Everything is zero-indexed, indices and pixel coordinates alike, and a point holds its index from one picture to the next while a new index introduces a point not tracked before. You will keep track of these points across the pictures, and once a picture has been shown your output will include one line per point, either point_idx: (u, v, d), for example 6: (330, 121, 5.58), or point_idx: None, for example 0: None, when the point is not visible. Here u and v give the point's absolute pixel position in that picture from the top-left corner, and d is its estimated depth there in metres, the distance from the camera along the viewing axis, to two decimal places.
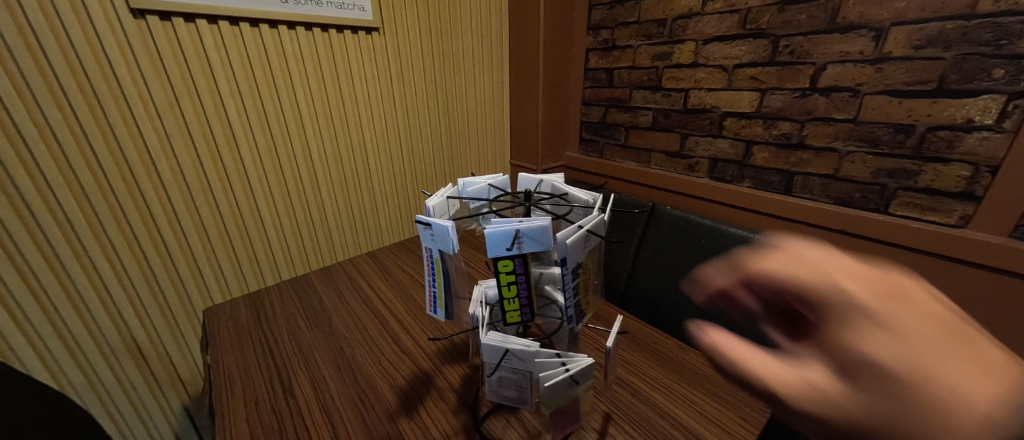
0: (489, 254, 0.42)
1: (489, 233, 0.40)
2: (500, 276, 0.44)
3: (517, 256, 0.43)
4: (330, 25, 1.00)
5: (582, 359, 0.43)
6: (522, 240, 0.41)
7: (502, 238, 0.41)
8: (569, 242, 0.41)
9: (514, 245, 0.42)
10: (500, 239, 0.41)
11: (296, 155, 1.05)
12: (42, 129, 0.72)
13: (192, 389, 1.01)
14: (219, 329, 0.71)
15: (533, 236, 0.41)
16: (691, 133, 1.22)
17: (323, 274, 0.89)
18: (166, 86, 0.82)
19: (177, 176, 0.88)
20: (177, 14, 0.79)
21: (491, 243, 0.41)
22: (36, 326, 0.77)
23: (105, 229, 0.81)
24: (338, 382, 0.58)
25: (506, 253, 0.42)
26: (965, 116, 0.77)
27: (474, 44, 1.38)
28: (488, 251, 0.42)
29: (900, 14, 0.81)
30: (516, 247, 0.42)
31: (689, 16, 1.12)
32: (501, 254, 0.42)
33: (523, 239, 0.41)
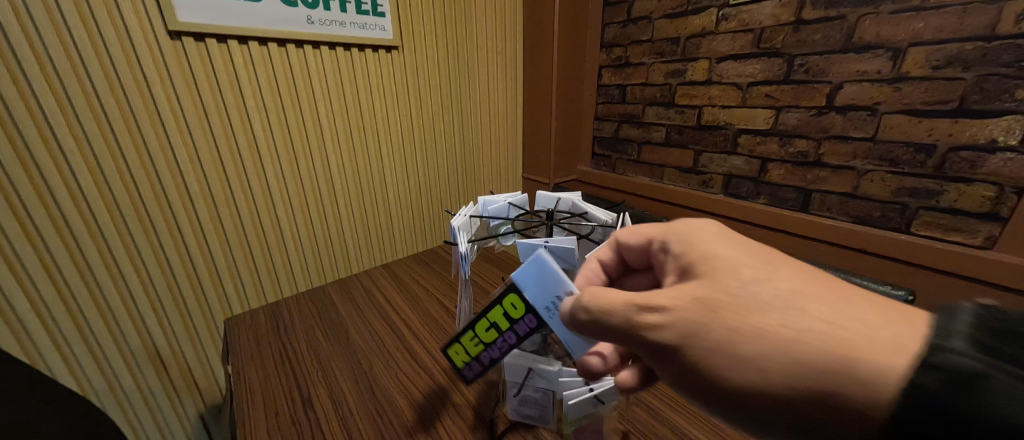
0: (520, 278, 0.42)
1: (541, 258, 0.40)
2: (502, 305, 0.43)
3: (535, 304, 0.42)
4: (352, 44, 1.04)
5: (606, 380, 0.43)
6: (553, 286, 0.41)
7: (534, 270, 0.41)
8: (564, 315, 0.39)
9: (540, 287, 0.41)
10: (533, 271, 0.41)
11: (316, 168, 1.07)
12: (81, 143, 0.75)
13: (208, 397, 1.02)
14: (240, 338, 0.72)
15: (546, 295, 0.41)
16: (705, 149, 1.23)
17: (340, 285, 0.90)
18: (196, 101, 0.86)
19: (203, 188, 0.91)
20: (210, 35, 0.83)
21: (520, 270, 0.41)
22: (64, 332, 0.79)
23: (134, 239, 0.84)
24: (357, 396, 0.58)
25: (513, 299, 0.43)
26: (987, 136, 0.77)
27: (489, 60, 1.41)
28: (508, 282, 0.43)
29: (918, 34, 0.80)
30: (540, 293, 0.41)
31: (703, 35, 1.14)
32: (522, 288, 0.42)
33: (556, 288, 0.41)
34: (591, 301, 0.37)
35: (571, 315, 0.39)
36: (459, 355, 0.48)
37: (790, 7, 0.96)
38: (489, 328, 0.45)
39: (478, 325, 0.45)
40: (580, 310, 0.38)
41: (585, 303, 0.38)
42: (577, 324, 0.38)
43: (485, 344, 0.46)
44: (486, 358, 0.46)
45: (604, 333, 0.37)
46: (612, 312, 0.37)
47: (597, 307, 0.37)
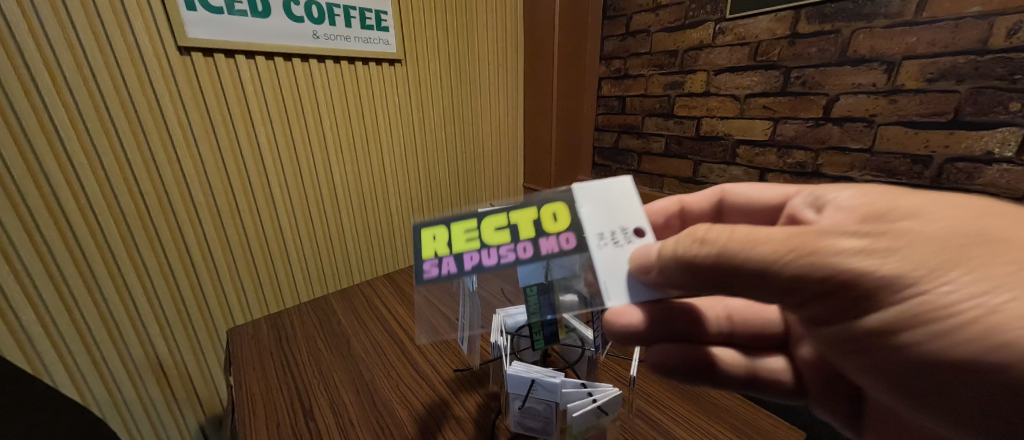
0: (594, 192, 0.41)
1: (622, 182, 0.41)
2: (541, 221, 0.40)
3: (597, 224, 0.39)
4: (357, 58, 1.06)
5: (608, 389, 0.44)
6: (624, 215, 0.40)
7: (610, 190, 0.41)
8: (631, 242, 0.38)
9: (612, 209, 0.40)
10: (609, 189, 0.41)
11: (320, 178, 1.08)
12: (90, 156, 0.77)
13: (209, 408, 1.02)
14: (241, 349, 0.73)
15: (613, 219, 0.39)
16: (705, 159, 1.24)
17: (342, 296, 0.91)
18: (203, 114, 0.87)
19: (207, 199, 0.92)
20: (218, 50, 0.85)
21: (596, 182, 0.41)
22: (68, 343, 0.79)
23: (139, 250, 0.85)
24: (358, 408, 0.58)
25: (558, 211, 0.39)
26: (983, 148, 0.78)
27: (490, 72, 1.43)
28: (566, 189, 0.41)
29: (911, 48, 0.82)
30: (609, 215, 0.39)
31: (700, 47, 1.16)
32: (589, 201, 0.40)
33: (628, 219, 0.40)
34: (727, 239, 0.31)
35: (682, 252, 0.33)
36: (430, 246, 0.40)
37: (785, 22, 0.98)
38: (497, 232, 0.39)
39: (486, 222, 0.40)
40: (707, 248, 0.32)
41: (709, 238, 0.32)
42: (689, 265, 0.33)
43: (481, 245, 0.39)
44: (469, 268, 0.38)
45: (733, 276, 0.31)
46: (767, 255, 0.30)
47: (740, 246, 0.31)
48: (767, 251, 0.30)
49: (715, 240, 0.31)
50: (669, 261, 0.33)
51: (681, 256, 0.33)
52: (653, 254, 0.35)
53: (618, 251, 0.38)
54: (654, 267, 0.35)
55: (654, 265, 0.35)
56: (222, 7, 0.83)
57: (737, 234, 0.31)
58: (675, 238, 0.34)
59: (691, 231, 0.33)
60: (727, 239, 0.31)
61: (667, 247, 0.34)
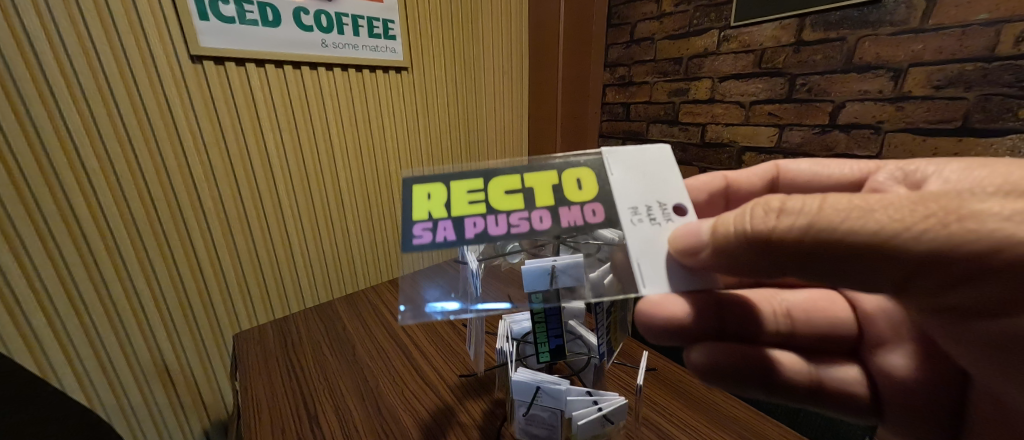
0: (624, 162, 0.39)
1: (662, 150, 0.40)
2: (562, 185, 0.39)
3: (632, 195, 0.37)
4: (364, 66, 1.08)
5: (614, 398, 0.44)
6: (664, 190, 0.38)
7: (650, 159, 0.40)
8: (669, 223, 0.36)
9: (651, 182, 0.38)
10: (650, 159, 0.40)
11: (327, 184, 1.09)
12: (103, 163, 0.78)
13: (214, 413, 1.02)
14: (247, 354, 0.73)
15: (650, 193, 0.38)
16: (710, 166, 1.23)
17: (347, 301, 0.91)
18: (214, 122, 0.89)
19: (216, 205, 0.93)
20: (229, 58, 0.87)
21: (633, 149, 0.40)
22: (77, 347, 0.80)
23: (149, 255, 0.86)
24: (363, 414, 0.58)
25: (575, 179, 0.40)
26: (993, 155, 0.77)
27: (495, 80, 1.45)
28: (598, 154, 0.41)
29: (917, 55, 0.81)
30: (647, 188, 0.38)
31: (705, 55, 1.16)
32: (624, 170, 0.39)
33: (668, 195, 0.38)
34: (821, 208, 0.28)
35: (756, 226, 0.30)
36: (425, 203, 0.39)
37: (790, 29, 0.98)
38: (504, 195, 0.39)
39: (493, 184, 0.40)
40: (788, 219, 0.29)
41: (789, 208, 0.29)
42: (763, 239, 0.30)
43: (487, 209, 0.38)
44: (466, 227, 0.37)
45: (835, 250, 0.29)
46: (888, 226, 0.27)
47: (841, 217, 0.28)
48: (887, 220, 0.27)
49: (805, 211, 0.29)
50: (735, 237, 0.32)
51: (750, 231, 0.31)
52: (705, 231, 0.33)
53: (656, 228, 0.35)
54: (705, 247, 0.33)
55: (706, 243, 0.33)
56: (234, 17, 0.85)
57: (840, 203, 0.28)
58: (744, 210, 0.32)
59: (764, 202, 0.31)
60: (820, 208, 0.29)
61: (735, 221, 0.32)
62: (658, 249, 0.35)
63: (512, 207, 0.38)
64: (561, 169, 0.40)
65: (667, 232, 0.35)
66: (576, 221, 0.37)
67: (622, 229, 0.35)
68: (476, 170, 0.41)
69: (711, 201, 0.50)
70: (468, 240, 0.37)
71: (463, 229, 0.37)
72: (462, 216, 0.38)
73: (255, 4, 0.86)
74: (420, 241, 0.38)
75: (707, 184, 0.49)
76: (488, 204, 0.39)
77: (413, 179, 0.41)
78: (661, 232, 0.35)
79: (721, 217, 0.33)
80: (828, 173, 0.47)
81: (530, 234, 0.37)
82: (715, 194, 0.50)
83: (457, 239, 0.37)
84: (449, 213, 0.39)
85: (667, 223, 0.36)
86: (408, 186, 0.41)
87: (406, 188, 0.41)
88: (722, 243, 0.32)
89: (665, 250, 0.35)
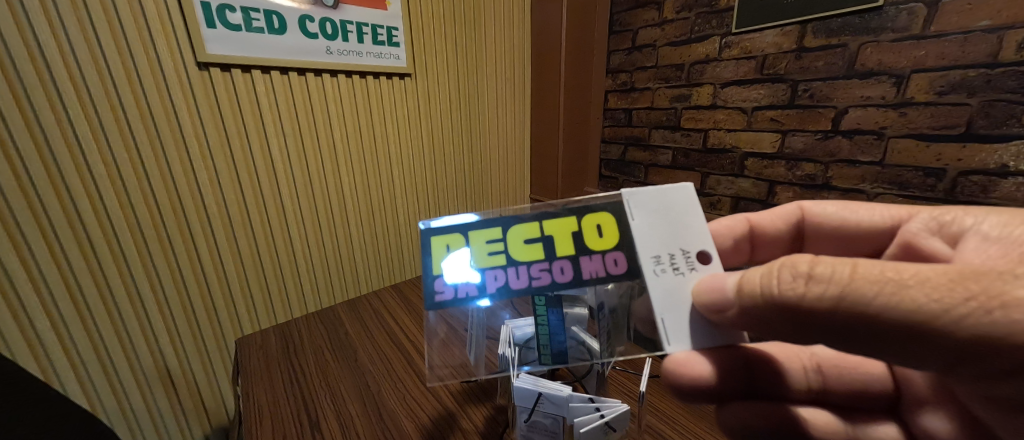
0: (647, 206, 0.41)
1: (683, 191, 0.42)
2: (580, 233, 0.43)
3: (654, 244, 0.40)
4: (368, 72, 1.09)
5: (616, 405, 0.43)
6: (686, 236, 0.40)
7: (672, 201, 0.41)
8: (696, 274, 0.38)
9: (673, 228, 0.40)
10: (673, 202, 0.41)
11: (330, 190, 1.10)
12: (109, 167, 0.79)
13: (215, 419, 1.02)
14: (249, 359, 0.73)
15: (677, 240, 0.40)
16: (712, 171, 1.23)
17: (349, 306, 0.91)
18: (219, 128, 0.90)
19: (221, 210, 0.93)
20: (234, 65, 0.88)
21: (655, 190, 0.42)
22: (80, 351, 0.80)
23: (153, 260, 0.86)
24: (364, 419, 0.58)
25: (595, 225, 0.43)
26: (997, 161, 0.77)
27: (498, 86, 1.46)
28: (619, 197, 0.43)
29: (920, 61, 0.81)
30: (668, 235, 0.40)
31: (706, 61, 1.16)
32: (646, 215, 0.41)
33: (691, 241, 0.40)
34: (853, 279, 0.28)
35: (784, 292, 0.30)
36: (443, 257, 0.43)
37: (791, 36, 0.99)
38: (524, 246, 0.42)
39: (513, 233, 0.43)
40: (819, 287, 0.29)
41: (818, 275, 0.29)
42: (789, 308, 0.31)
43: (509, 261, 0.42)
44: (487, 282, 0.41)
45: (865, 326, 0.29)
46: (923, 303, 0.27)
47: (875, 289, 0.28)
48: (924, 298, 0.27)
49: (836, 279, 0.29)
50: (760, 299, 0.32)
51: (776, 295, 0.31)
52: (729, 289, 0.35)
53: (678, 280, 0.38)
54: (731, 306, 0.34)
55: (732, 304, 0.34)
56: (240, 25, 0.86)
57: (874, 273, 0.28)
58: (772, 270, 0.32)
59: (793, 265, 0.31)
60: (852, 279, 0.28)
61: (761, 283, 0.32)
62: (679, 304, 0.37)
63: (533, 258, 0.42)
64: (580, 214, 0.43)
65: (689, 284, 0.38)
66: (594, 271, 0.41)
67: (645, 281, 0.38)
68: (494, 219, 0.44)
69: (735, 246, 0.49)
70: (491, 295, 0.41)
71: (485, 283, 0.42)
72: (483, 269, 0.42)
73: (260, 12, 0.88)
74: (443, 296, 0.42)
75: (731, 229, 0.48)
76: (510, 254, 0.42)
77: (432, 231, 0.44)
78: (684, 283, 0.38)
79: (746, 276, 0.33)
80: (856, 219, 0.47)
81: (551, 286, 0.41)
82: (740, 238, 0.49)
83: (479, 294, 0.41)
84: (471, 266, 0.42)
85: (689, 272, 0.39)
86: (428, 237, 0.44)
87: (425, 238, 0.44)
88: (746, 306, 0.33)
89: (687, 304, 0.37)
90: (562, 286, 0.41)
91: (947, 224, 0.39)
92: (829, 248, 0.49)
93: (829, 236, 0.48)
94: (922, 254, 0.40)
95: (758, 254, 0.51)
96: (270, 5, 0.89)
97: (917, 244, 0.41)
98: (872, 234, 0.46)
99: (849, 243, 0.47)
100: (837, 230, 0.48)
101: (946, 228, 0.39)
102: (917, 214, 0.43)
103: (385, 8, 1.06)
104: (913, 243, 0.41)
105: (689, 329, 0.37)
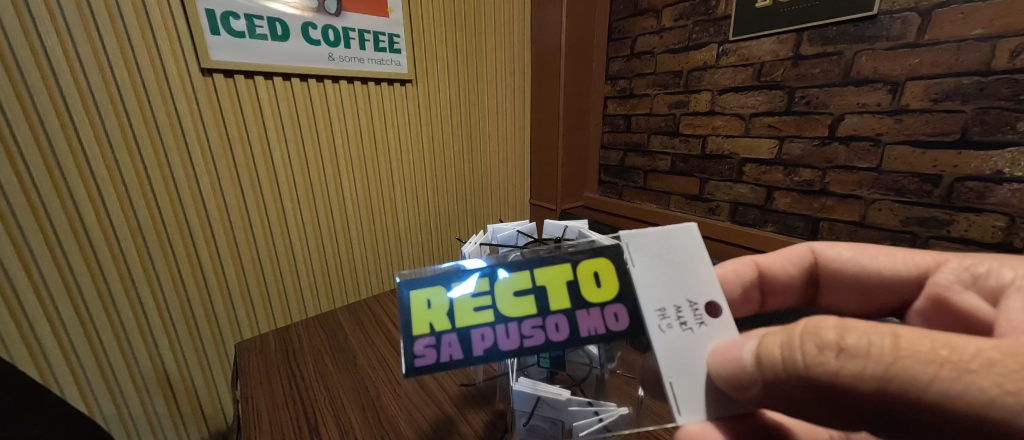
0: (650, 251, 0.38)
1: (689, 233, 0.39)
2: (575, 283, 0.39)
3: (658, 296, 0.37)
4: (370, 78, 1.10)
5: (615, 409, 0.43)
6: (693, 287, 0.38)
7: (675, 245, 0.39)
8: (706, 331, 0.36)
9: (678, 276, 0.38)
10: (676, 246, 0.39)
11: (330, 195, 1.10)
12: (112, 170, 0.79)
13: (212, 424, 1.01)
14: (248, 363, 0.73)
15: (685, 292, 0.37)
16: (711, 177, 1.24)
17: (349, 311, 0.91)
18: (221, 133, 0.90)
19: (222, 214, 0.94)
20: (238, 71, 0.89)
21: (658, 232, 0.39)
22: (79, 354, 0.80)
23: (154, 263, 0.86)
24: (363, 423, 0.58)
25: (592, 273, 0.40)
26: (993, 167, 0.78)
27: (498, 93, 1.47)
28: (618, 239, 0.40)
29: (914, 69, 0.83)
30: (673, 285, 0.37)
31: (704, 68, 1.18)
32: (648, 261, 0.38)
33: (698, 292, 0.37)
34: (897, 358, 0.26)
35: (811, 366, 0.28)
36: (422, 314, 0.38)
37: (787, 44, 1.00)
38: (514, 299, 0.39)
39: (501, 284, 0.39)
40: (855, 364, 0.27)
41: (850, 348, 0.27)
42: (823, 386, 0.28)
43: (497, 318, 0.38)
44: (473, 342, 0.37)
45: (922, 415, 0.26)
46: (995, 394, 0.24)
47: (929, 371, 0.25)
48: (993, 387, 0.24)
49: (875, 356, 0.26)
50: (784, 374, 0.30)
51: (804, 371, 0.29)
52: (748, 360, 0.33)
53: (687, 337, 0.36)
54: (754, 383, 0.32)
55: (755, 380, 0.32)
56: (244, 31, 0.87)
57: (922, 349, 0.26)
58: (793, 339, 0.30)
59: (817, 332, 0.29)
60: (897, 357, 0.26)
61: (784, 355, 0.30)
62: (690, 367, 0.35)
63: (524, 313, 0.38)
64: (575, 262, 0.40)
65: (699, 343, 0.36)
66: (592, 327, 0.38)
67: (651, 337, 0.36)
68: (480, 268, 0.40)
69: (745, 294, 0.46)
70: (479, 358, 0.37)
71: (471, 344, 0.37)
72: (469, 328, 0.38)
73: (264, 19, 0.89)
74: (422, 361, 0.37)
75: (741, 275, 0.46)
76: (498, 310, 0.38)
77: (408, 284, 0.39)
78: (693, 341, 0.36)
79: (766, 345, 0.31)
80: (876, 266, 0.45)
81: (546, 345, 0.38)
82: (749, 285, 0.46)
83: (464, 356, 0.37)
84: (455, 323, 0.38)
85: (699, 328, 0.36)
86: (404, 291, 0.39)
87: (401, 293, 0.39)
88: (770, 381, 0.31)
89: (698, 367, 0.35)
90: (557, 345, 0.37)
91: (981, 275, 0.38)
92: (848, 298, 0.47)
93: (847, 284, 0.47)
94: (955, 309, 0.38)
95: (769, 301, 0.49)
96: (274, 12, 0.90)
97: (952, 299, 0.39)
98: (894, 283, 0.44)
99: (868, 293, 0.46)
100: (854, 278, 0.46)
101: (980, 281, 0.38)
102: (946, 263, 0.41)
103: (387, 15, 1.08)
104: (947, 298, 0.40)
105: (701, 395, 0.34)
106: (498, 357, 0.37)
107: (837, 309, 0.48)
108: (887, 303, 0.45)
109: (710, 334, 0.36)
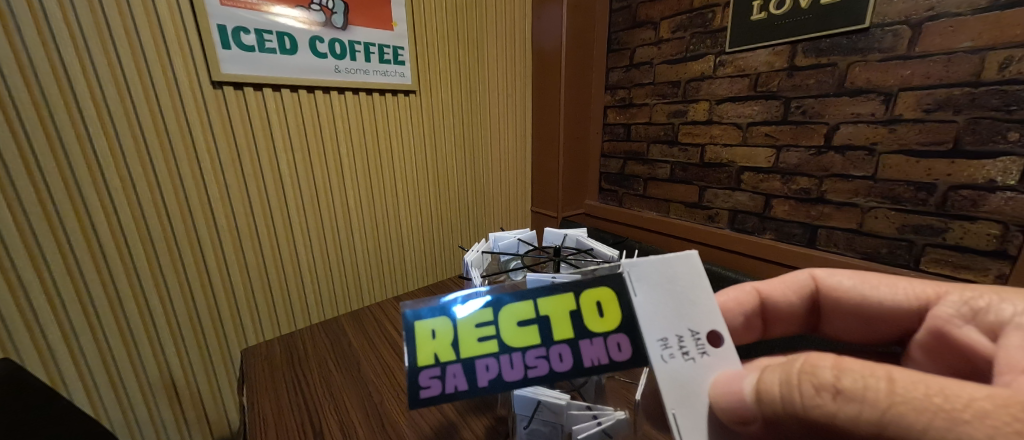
0: (652, 277, 0.39)
1: (689, 257, 0.40)
2: (580, 313, 0.41)
3: (660, 325, 0.38)
4: (375, 90, 1.12)
5: (613, 413, 0.44)
6: (695, 316, 0.38)
7: (676, 273, 0.40)
8: (709, 358, 0.37)
9: (680, 306, 0.39)
10: (678, 275, 0.40)
11: (336, 206, 1.12)
12: (124, 181, 0.81)
13: (216, 429, 1.02)
14: (255, 368, 0.75)
15: (689, 320, 0.38)
16: (710, 185, 1.26)
17: (353, 318, 0.93)
18: (230, 143, 0.93)
19: (229, 222, 0.96)
20: (248, 84, 0.92)
21: (659, 260, 0.40)
22: (88, 361, 0.82)
23: (163, 272, 0.88)
24: (365, 428, 0.60)
25: (595, 303, 0.41)
26: (986, 175, 0.79)
27: (501, 103, 1.51)
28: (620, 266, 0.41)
29: (906, 80, 0.84)
30: (674, 315, 0.38)
31: (702, 79, 1.20)
32: (650, 290, 0.39)
33: (700, 321, 0.38)
34: (892, 404, 0.28)
35: (807, 405, 0.31)
36: (426, 345, 0.39)
37: (783, 55, 1.02)
38: (517, 329, 0.40)
39: (504, 314, 0.40)
40: (853, 407, 0.29)
41: (846, 392, 0.29)
42: (823, 427, 0.30)
43: (499, 349, 0.39)
44: (478, 373, 0.39)
45: None
46: None
47: (922, 419, 0.27)
48: (984, 438, 0.25)
49: (870, 400, 0.28)
50: (783, 411, 0.32)
51: (801, 411, 0.31)
52: (748, 396, 0.34)
53: (688, 367, 0.37)
54: (755, 419, 0.34)
55: (755, 415, 0.34)
56: (254, 45, 0.90)
57: (916, 395, 0.27)
58: (793, 378, 0.32)
59: (813, 373, 0.31)
60: (892, 404, 0.28)
61: (783, 393, 0.32)
62: (691, 396, 0.36)
63: (528, 343, 0.40)
64: (577, 291, 0.41)
65: (701, 372, 0.37)
66: (596, 358, 0.39)
67: (654, 368, 0.37)
68: (483, 298, 0.41)
69: (747, 323, 0.48)
70: (483, 388, 0.38)
71: (475, 375, 0.39)
72: (473, 358, 0.39)
73: (273, 33, 0.91)
74: (428, 392, 0.38)
75: (742, 305, 0.47)
76: (501, 340, 0.40)
77: (412, 312, 0.40)
78: (694, 371, 0.37)
79: (765, 381, 0.34)
80: (877, 297, 0.46)
81: (549, 375, 0.39)
82: (750, 314, 0.48)
83: (469, 387, 0.38)
84: (458, 354, 0.39)
85: (701, 358, 0.37)
86: (410, 320, 0.40)
87: (407, 322, 0.40)
88: (770, 417, 0.33)
89: (700, 398, 0.36)
90: (560, 375, 0.39)
91: (981, 310, 0.39)
92: (849, 326, 0.48)
93: (849, 313, 0.48)
94: (955, 343, 0.40)
95: (771, 330, 0.50)
96: (282, 27, 0.93)
97: (951, 333, 0.40)
98: (895, 314, 0.46)
99: (871, 321, 0.47)
100: (857, 307, 0.48)
101: (981, 315, 0.39)
102: (947, 296, 0.43)
103: (392, 28, 1.10)
104: (947, 331, 0.41)
105: (702, 425, 0.35)
106: (501, 388, 0.38)
107: (840, 337, 0.49)
108: (890, 334, 0.46)
109: (714, 361, 0.37)
